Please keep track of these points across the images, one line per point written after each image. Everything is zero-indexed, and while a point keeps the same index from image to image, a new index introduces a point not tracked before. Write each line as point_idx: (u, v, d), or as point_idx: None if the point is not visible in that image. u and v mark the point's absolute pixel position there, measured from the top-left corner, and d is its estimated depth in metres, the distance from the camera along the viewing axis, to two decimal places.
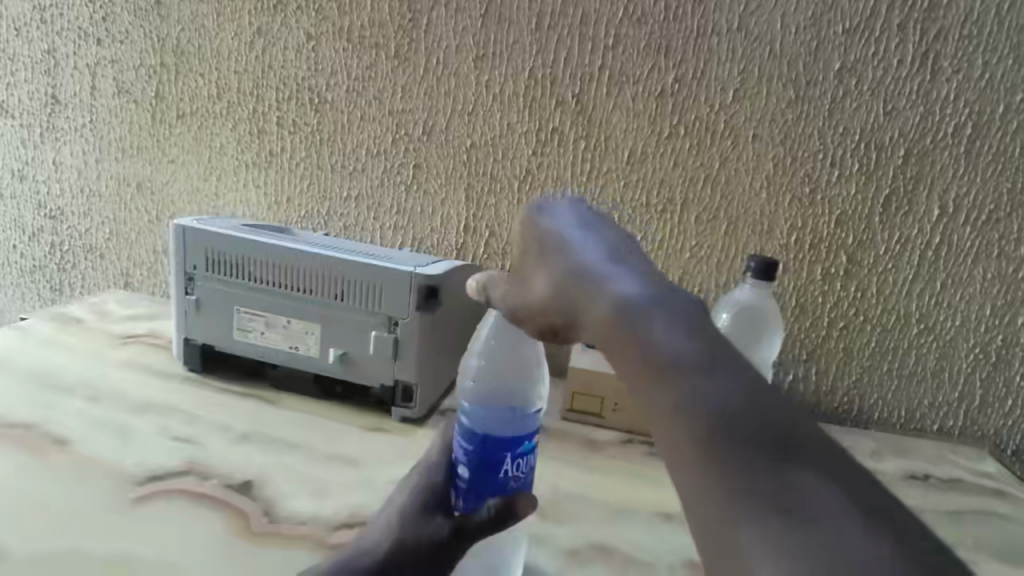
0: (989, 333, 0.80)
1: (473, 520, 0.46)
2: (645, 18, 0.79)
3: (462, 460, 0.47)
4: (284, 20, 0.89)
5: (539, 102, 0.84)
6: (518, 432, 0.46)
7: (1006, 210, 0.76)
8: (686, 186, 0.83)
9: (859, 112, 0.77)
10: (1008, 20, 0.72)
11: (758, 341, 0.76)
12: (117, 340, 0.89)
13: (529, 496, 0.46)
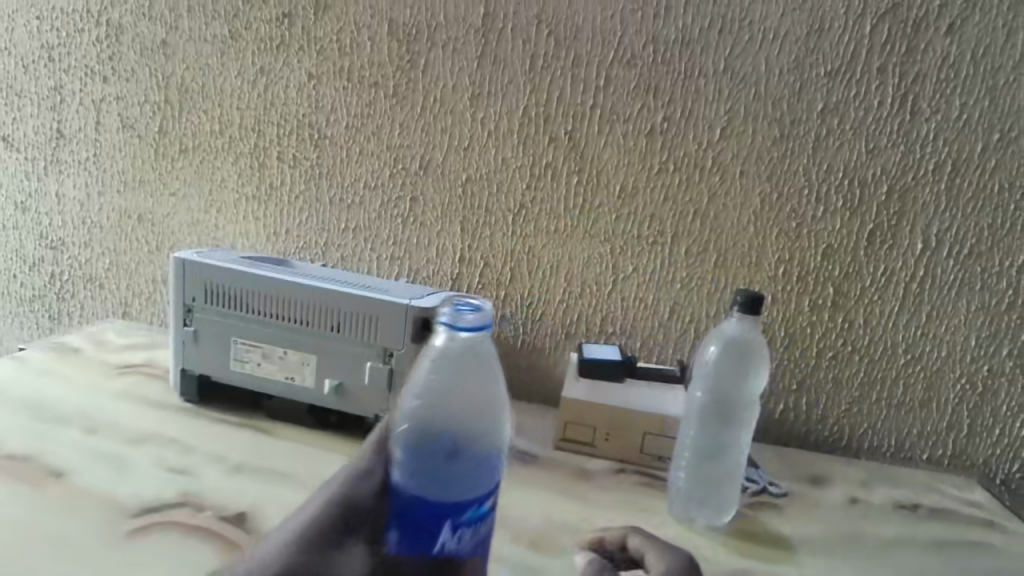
0: (975, 364, 0.81)
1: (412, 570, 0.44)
2: (635, 59, 0.83)
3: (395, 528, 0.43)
4: (287, 59, 0.92)
5: (533, 138, 0.87)
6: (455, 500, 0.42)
7: (987, 244, 0.78)
8: (676, 220, 0.85)
9: (842, 150, 0.80)
10: (983, 63, 0.75)
11: (746, 378, 0.74)
12: (114, 370, 0.89)
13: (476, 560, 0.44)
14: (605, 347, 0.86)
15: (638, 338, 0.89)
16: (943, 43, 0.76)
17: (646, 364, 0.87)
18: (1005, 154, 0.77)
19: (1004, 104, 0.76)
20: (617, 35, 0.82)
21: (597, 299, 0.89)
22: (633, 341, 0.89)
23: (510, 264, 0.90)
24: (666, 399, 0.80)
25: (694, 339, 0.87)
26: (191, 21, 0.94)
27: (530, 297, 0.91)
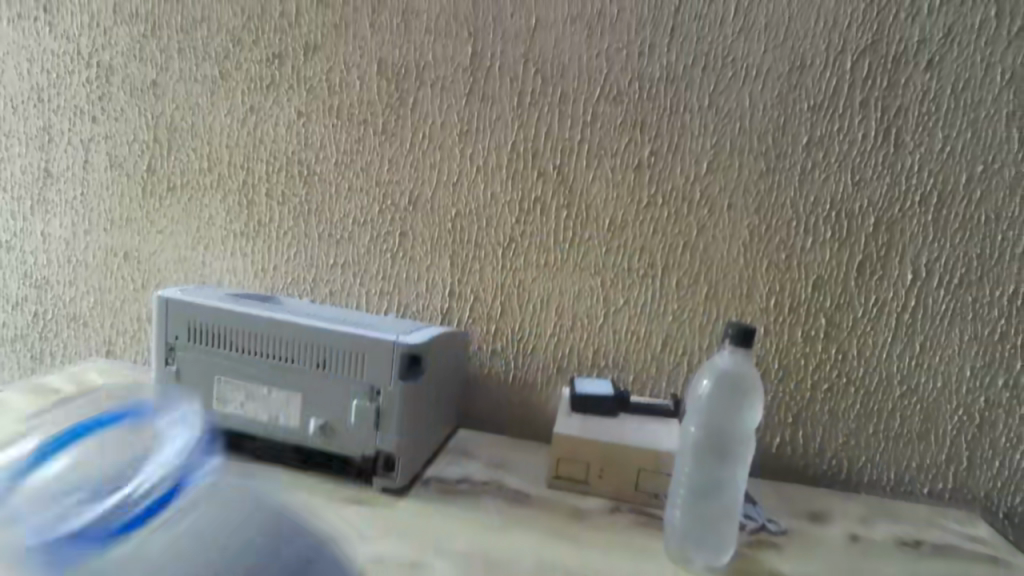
0: (971, 395, 0.80)
1: None
2: (621, 96, 0.84)
3: None
4: (276, 98, 0.93)
5: (522, 173, 0.87)
6: None
7: (977, 274, 0.78)
8: (666, 252, 0.84)
9: (828, 182, 0.80)
10: (964, 97, 0.77)
11: (739, 412, 0.72)
12: (94, 411, 0.87)
13: None
14: (597, 381, 0.85)
15: (631, 371, 0.88)
16: (923, 79, 0.77)
17: (639, 397, 0.86)
18: (990, 185, 0.77)
19: (987, 136, 0.77)
20: (603, 72, 0.84)
21: (588, 332, 0.88)
22: (625, 375, 0.88)
23: (500, 298, 0.89)
24: (660, 434, 0.78)
25: (687, 372, 0.86)
26: (182, 62, 0.96)
27: (520, 331, 0.90)
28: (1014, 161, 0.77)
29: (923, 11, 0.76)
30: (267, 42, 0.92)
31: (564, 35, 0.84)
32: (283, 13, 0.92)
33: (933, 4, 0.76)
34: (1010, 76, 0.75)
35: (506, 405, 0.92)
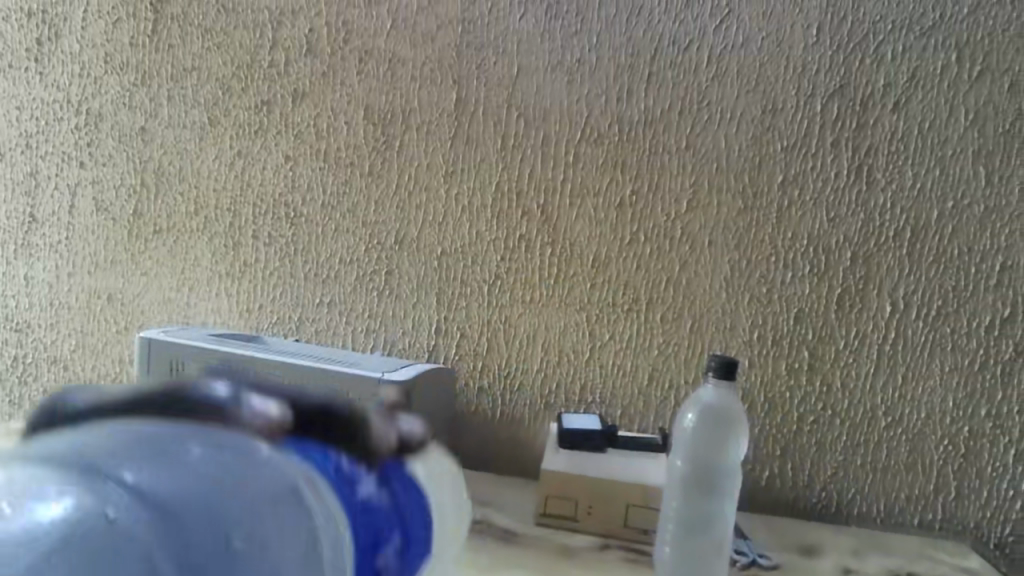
0: (955, 425, 0.81)
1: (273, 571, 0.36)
2: (602, 137, 0.86)
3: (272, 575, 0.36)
4: (264, 143, 0.95)
5: (506, 212, 0.88)
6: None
7: (954, 305, 0.80)
8: (650, 288, 0.86)
9: (804, 219, 0.82)
10: (931, 136, 0.80)
11: (725, 444, 0.73)
12: None
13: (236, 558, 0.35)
14: (585, 416, 0.85)
15: (618, 407, 0.88)
16: (891, 120, 0.80)
17: (627, 432, 0.86)
18: (961, 219, 0.80)
19: (955, 173, 0.79)
20: (584, 116, 0.86)
21: (575, 367, 0.88)
22: (613, 410, 0.88)
23: (486, 335, 0.90)
24: (647, 468, 0.78)
25: (673, 407, 0.86)
26: (171, 109, 0.98)
27: (507, 368, 0.90)
28: (982, 197, 0.79)
29: (887, 57, 0.80)
30: (255, 90, 0.95)
31: (546, 81, 0.87)
32: (272, 62, 0.94)
33: (896, 51, 0.80)
34: (973, 116, 0.79)
35: (494, 443, 0.92)
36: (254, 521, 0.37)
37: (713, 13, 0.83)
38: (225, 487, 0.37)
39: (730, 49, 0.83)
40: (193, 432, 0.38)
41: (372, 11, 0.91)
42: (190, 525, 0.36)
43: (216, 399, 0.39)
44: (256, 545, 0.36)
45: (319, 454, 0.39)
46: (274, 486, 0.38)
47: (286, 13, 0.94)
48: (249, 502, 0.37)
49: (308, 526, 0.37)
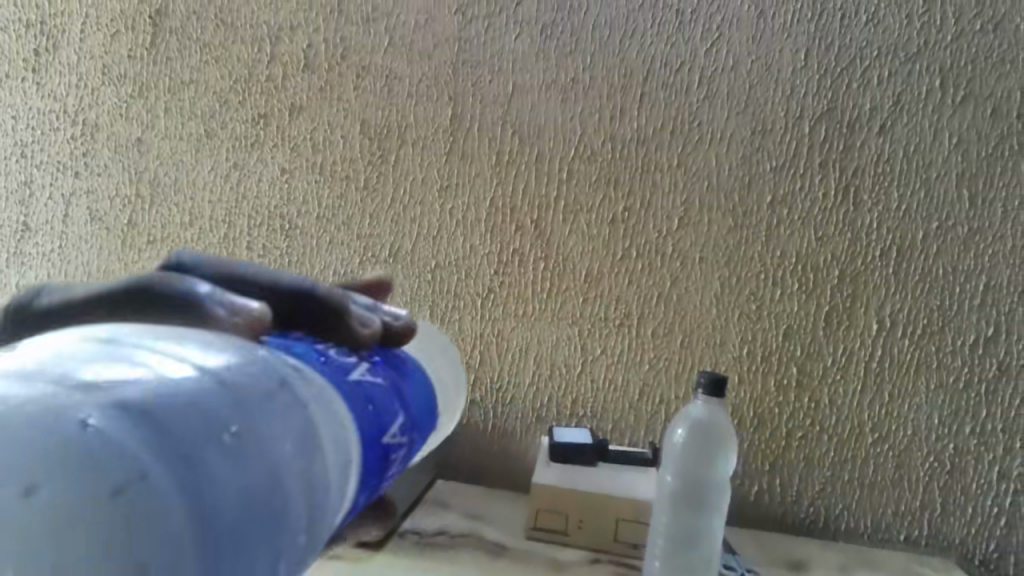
0: (941, 442, 0.82)
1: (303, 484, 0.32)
2: (595, 155, 0.87)
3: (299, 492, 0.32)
4: (260, 155, 0.96)
5: (500, 227, 0.89)
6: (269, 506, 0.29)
7: (938, 324, 0.82)
8: (642, 303, 0.87)
9: (793, 237, 0.84)
10: (916, 159, 0.82)
11: (716, 461, 0.74)
12: None
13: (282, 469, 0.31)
14: (576, 430, 0.85)
15: (609, 420, 0.88)
16: (877, 142, 0.82)
17: (618, 446, 0.87)
18: (945, 240, 0.81)
19: (938, 195, 0.81)
20: (577, 134, 0.88)
21: (567, 381, 0.89)
22: (603, 423, 0.89)
23: (479, 348, 0.90)
24: (637, 483, 0.78)
25: (663, 421, 0.87)
26: (168, 121, 0.98)
27: (499, 381, 0.90)
28: (965, 218, 0.81)
29: (873, 81, 0.82)
30: (253, 103, 0.96)
31: (540, 99, 0.89)
32: (269, 75, 0.95)
33: (882, 75, 0.82)
34: (956, 140, 0.81)
35: (485, 456, 0.92)
36: (241, 411, 0.30)
37: (704, 36, 0.85)
38: (196, 375, 0.29)
39: (721, 71, 0.85)
40: (146, 338, 0.31)
41: (370, 28, 0.93)
42: (158, 412, 0.26)
43: (195, 293, 0.37)
44: (251, 437, 0.29)
45: (307, 344, 0.40)
46: (258, 381, 0.32)
47: (285, 29, 0.95)
48: (229, 390, 0.30)
49: (301, 419, 0.33)
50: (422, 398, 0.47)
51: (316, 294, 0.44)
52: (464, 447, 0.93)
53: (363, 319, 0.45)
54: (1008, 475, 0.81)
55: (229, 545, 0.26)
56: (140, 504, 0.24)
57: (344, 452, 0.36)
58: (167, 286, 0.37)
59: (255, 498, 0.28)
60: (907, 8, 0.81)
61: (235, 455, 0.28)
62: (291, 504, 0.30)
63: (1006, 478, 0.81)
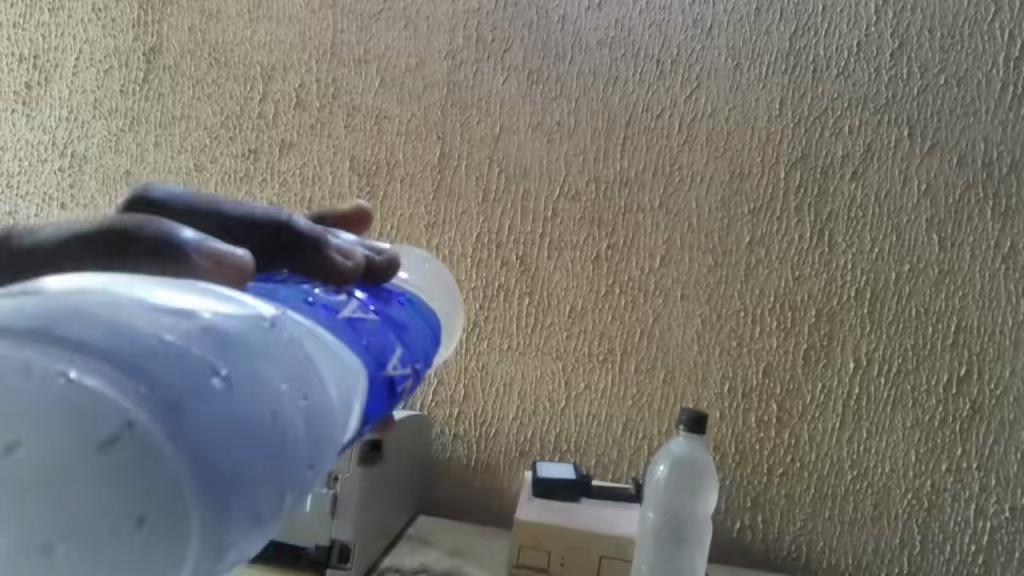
0: (918, 479, 0.83)
1: (310, 417, 0.33)
2: (579, 195, 0.90)
3: (310, 426, 0.33)
4: (248, 190, 0.98)
5: (486, 261, 0.91)
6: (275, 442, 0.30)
7: (913, 363, 0.84)
8: (625, 338, 0.88)
9: (771, 277, 0.86)
10: (887, 204, 0.85)
11: (698, 494, 0.77)
12: None
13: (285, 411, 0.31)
14: (560, 465, 0.85)
15: (593, 455, 0.89)
16: (850, 188, 0.85)
17: (602, 481, 0.87)
18: (917, 282, 0.84)
19: (909, 239, 0.84)
20: (562, 174, 0.90)
21: (550, 416, 0.89)
22: (587, 458, 0.89)
23: (464, 382, 0.91)
24: (621, 519, 0.79)
25: (646, 457, 0.88)
26: (158, 154, 1.01)
27: (483, 415, 0.91)
28: (936, 261, 0.84)
29: (845, 130, 0.85)
30: (243, 138, 0.98)
31: (525, 141, 0.91)
32: (261, 113, 0.98)
33: (853, 125, 0.85)
34: (925, 187, 0.84)
35: (470, 489, 0.92)
36: (225, 355, 0.30)
37: (684, 84, 0.88)
38: (176, 320, 0.29)
39: (700, 117, 0.88)
40: (117, 282, 0.31)
41: (362, 69, 0.95)
42: (138, 359, 0.27)
43: (177, 237, 0.35)
44: (239, 378, 0.30)
45: (293, 286, 0.40)
46: (241, 327, 0.32)
47: (278, 68, 0.98)
48: (212, 335, 0.30)
49: (290, 357, 0.33)
50: (415, 329, 0.48)
51: (294, 232, 0.43)
52: (447, 482, 0.93)
53: (345, 252, 0.44)
54: (984, 513, 0.82)
55: (234, 482, 0.27)
56: (137, 450, 0.25)
57: (343, 386, 0.36)
58: (147, 228, 0.35)
59: (252, 438, 0.29)
60: (876, 62, 0.85)
61: (223, 398, 0.28)
62: (294, 438, 0.31)
63: (982, 515, 0.82)
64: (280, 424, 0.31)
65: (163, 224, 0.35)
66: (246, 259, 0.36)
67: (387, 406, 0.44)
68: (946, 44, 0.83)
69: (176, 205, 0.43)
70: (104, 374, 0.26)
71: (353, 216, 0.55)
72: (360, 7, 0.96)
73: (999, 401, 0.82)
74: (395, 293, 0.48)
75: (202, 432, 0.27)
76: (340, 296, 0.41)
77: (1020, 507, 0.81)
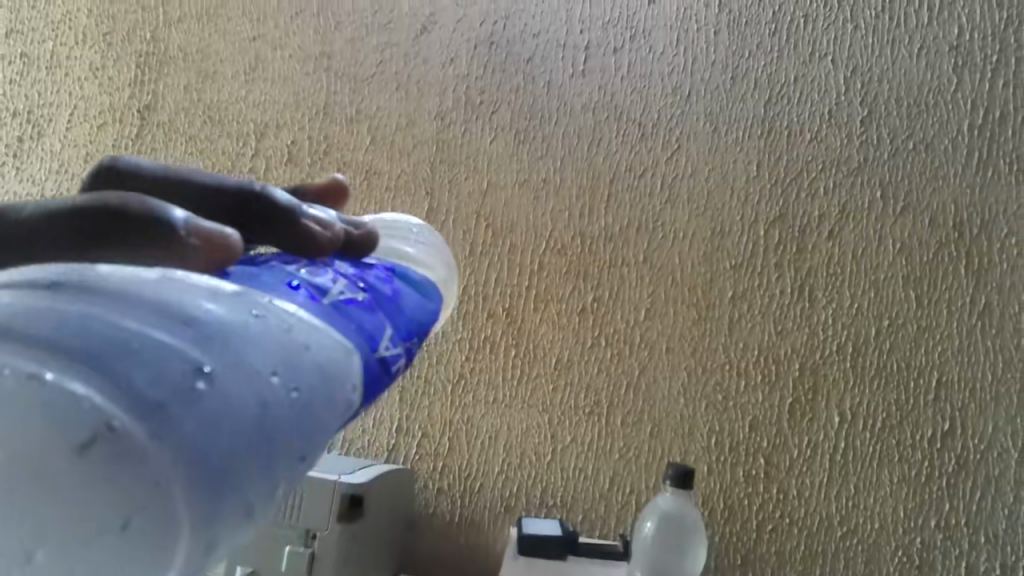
0: (908, 536, 0.82)
1: (304, 403, 0.34)
2: (565, 248, 0.92)
3: (304, 412, 0.34)
4: None
5: (473, 314, 0.93)
6: (261, 431, 0.31)
7: (897, 418, 0.84)
8: (611, 390, 0.89)
9: (754, 331, 0.87)
10: (864, 260, 0.87)
11: (684, 549, 0.78)
12: None
13: (276, 398, 0.32)
14: (547, 521, 0.83)
15: (580, 511, 0.87)
16: (827, 245, 0.87)
17: (590, 538, 0.85)
18: (897, 337, 0.85)
19: (887, 295, 0.86)
20: (549, 229, 0.92)
21: (537, 470, 0.89)
22: (574, 514, 0.88)
23: (449, 434, 0.91)
24: None
25: (634, 514, 0.86)
26: None
27: (469, 468, 0.90)
28: (914, 317, 0.85)
29: (820, 191, 0.88)
30: None
31: (512, 197, 0.94)
32: (252, 168, 1.00)
33: (828, 186, 0.88)
34: (900, 246, 0.86)
35: (455, 544, 0.90)
36: (212, 346, 0.30)
37: (665, 146, 0.92)
38: (159, 316, 0.30)
39: (681, 177, 0.91)
40: (108, 269, 0.32)
41: (353, 128, 0.99)
42: (116, 361, 0.28)
43: (167, 215, 0.35)
44: (227, 370, 0.30)
45: (276, 268, 0.39)
46: (226, 317, 0.32)
47: (271, 126, 1.01)
48: (197, 328, 0.31)
49: (277, 340, 0.33)
50: (412, 305, 0.46)
51: (269, 201, 0.42)
52: (433, 538, 0.91)
53: (322, 222, 0.43)
54: (975, 570, 0.80)
55: (218, 474, 0.29)
56: (116, 449, 0.27)
57: (334, 366, 0.36)
58: (135, 205, 0.35)
59: (235, 431, 0.30)
60: (847, 127, 0.89)
61: (203, 394, 0.29)
62: (283, 424, 0.32)
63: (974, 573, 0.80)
64: (268, 412, 0.31)
65: (150, 200, 0.36)
66: (235, 237, 0.37)
67: (386, 386, 0.42)
68: (913, 112, 0.87)
69: (148, 177, 0.42)
70: (83, 377, 0.27)
71: (328, 190, 0.53)
72: (353, 70, 0.99)
73: (984, 457, 0.82)
74: (382, 265, 0.47)
75: (181, 432, 0.28)
76: (326, 276, 0.40)
77: (1011, 566, 0.80)
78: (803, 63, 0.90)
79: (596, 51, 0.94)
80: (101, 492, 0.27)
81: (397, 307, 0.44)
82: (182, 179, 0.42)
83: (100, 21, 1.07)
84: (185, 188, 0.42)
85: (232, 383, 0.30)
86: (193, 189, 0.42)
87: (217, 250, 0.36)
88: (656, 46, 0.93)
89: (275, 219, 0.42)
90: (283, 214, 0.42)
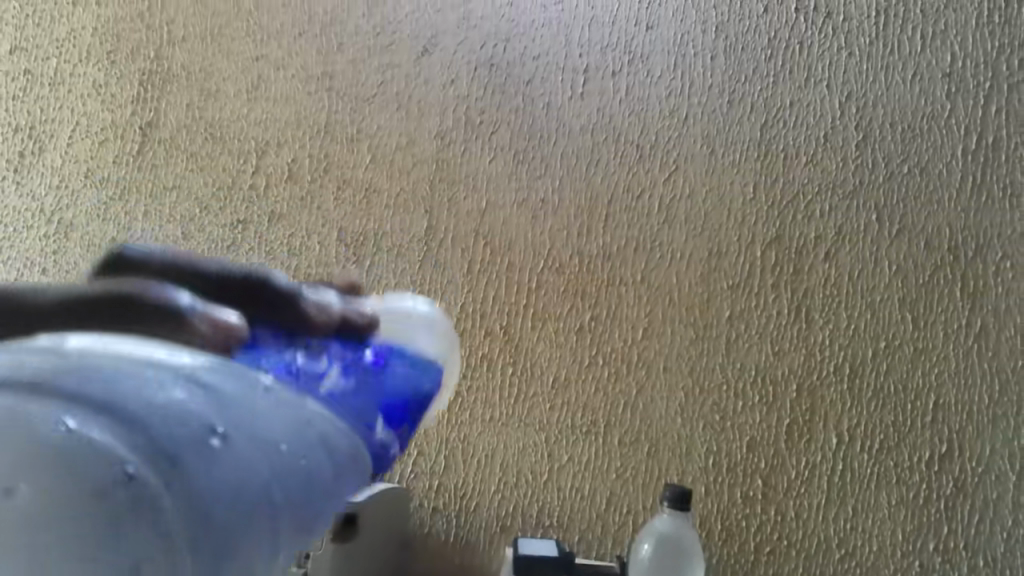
0: (906, 559, 0.81)
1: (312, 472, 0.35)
2: (563, 267, 0.92)
3: (312, 482, 0.35)
4: (235, 258, 1.00)
5: (470, 331, 0.93)
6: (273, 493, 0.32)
7: (894, 439, 0.84)
8: (608, 410, 0.88)
9: (752, 351, 0.87)
10: (860, 281, 0.87)
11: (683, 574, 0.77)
12: None
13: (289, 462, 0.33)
14: (543, 541, 0.82)
15: (576, 531, 0.87)
16: (824, 266, 0.88)
17: (586, 559, 0.85)
18: (894, 359, 0.85)
19: (884, 317, 0.86)
20: (547, 248, 0.93)
21: (533, 490, 0.88)
22: (570, 534, 0.87)
23: (445, 453, 0.91)
24: None
25: (630, 535, 0.86)
26: (145, 223, 1.03)
27: (465, 486, 0.90)
28: (911, 338, 0.85)
29: (816, 213, 0.89)
30: (233, 209, 1.01)
31: (511, 216, 0.94)
32: (253, 185, 1.01)
33: (824, 209, 0.89)
34: (896, 269, 0.87)
35: (450, 564, 0.90)
36: (230, 410, 0.32)
37: (662, 167, 0.92)
38: (182, 378, 0.32)
39: (678, 198, 0.91)
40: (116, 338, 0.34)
41: (354, 147, 0.99)
42: (143, 414, 0.29)
43: (176, 303, 0.38)
44: (242, 432, 0.32)
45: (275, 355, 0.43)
46: (244, 388, 0.34)
47: (272, 144, 1.01)
48: (218, 392, 0.33)
49: (286, 414, 0.36)
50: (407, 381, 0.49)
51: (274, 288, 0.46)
52: (427, 557, 0.90)
53: (319, 307, 0.47)
54: None
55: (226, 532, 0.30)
56: (133, 497, 0.28)
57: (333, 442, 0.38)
58: (145, 292, 0.38)
59: (247, 492, 0.31)
60: (843, 151, 0.90)
61: (219, 451, 0.30)
62: (292, 490, 0.33)
63: None
64: (280, 473, 0.33)
65: (157, 289, 0.38)
66: (239, 320, 0.40)
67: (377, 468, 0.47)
68: (907, 137, 0.89)
69: (163, 268, 0.46)
70: (110, 427, 0.28)
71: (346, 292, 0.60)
72: (355, 90, 1.00)
73: (982, 480, 0.81)
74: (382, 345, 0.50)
75: (195, 490, 0.29)
76: (320, 363, 0.45)
77: None
78: (798, 88, 0.91)
79: (595, 74, 0.95)
80: (113, 543, 0.28)
81: (389, 398, 0.47)
82: (194, 269, 0.46)
83: (104, 39, 1.08)
84: (198, 278, 0.46)
85: (248, 443, 0.32)
86: (206, 279, 0.46)
87: (229, 330, 0.39)
88: (654, 69, 0.94)
89: (279, 305, 0.45)
90: (286, 299, 0.46)
